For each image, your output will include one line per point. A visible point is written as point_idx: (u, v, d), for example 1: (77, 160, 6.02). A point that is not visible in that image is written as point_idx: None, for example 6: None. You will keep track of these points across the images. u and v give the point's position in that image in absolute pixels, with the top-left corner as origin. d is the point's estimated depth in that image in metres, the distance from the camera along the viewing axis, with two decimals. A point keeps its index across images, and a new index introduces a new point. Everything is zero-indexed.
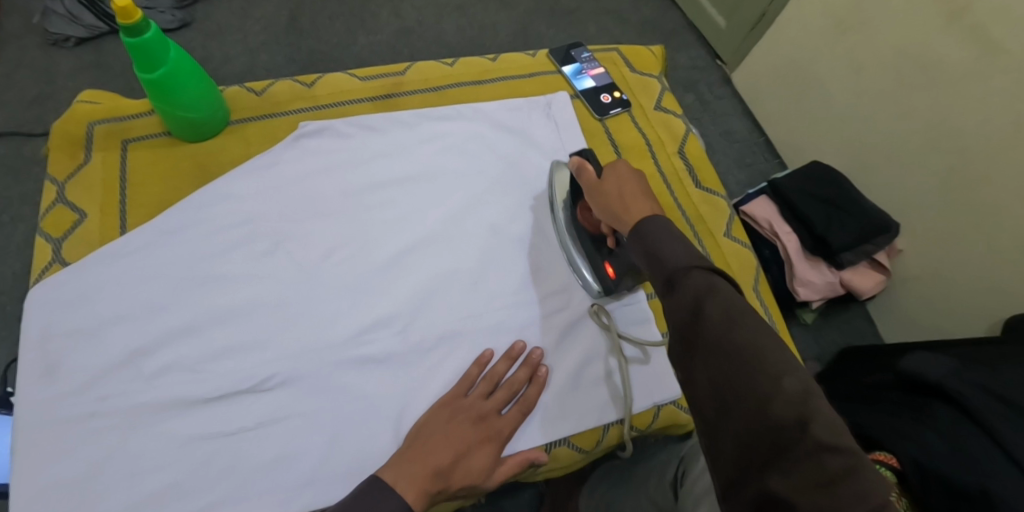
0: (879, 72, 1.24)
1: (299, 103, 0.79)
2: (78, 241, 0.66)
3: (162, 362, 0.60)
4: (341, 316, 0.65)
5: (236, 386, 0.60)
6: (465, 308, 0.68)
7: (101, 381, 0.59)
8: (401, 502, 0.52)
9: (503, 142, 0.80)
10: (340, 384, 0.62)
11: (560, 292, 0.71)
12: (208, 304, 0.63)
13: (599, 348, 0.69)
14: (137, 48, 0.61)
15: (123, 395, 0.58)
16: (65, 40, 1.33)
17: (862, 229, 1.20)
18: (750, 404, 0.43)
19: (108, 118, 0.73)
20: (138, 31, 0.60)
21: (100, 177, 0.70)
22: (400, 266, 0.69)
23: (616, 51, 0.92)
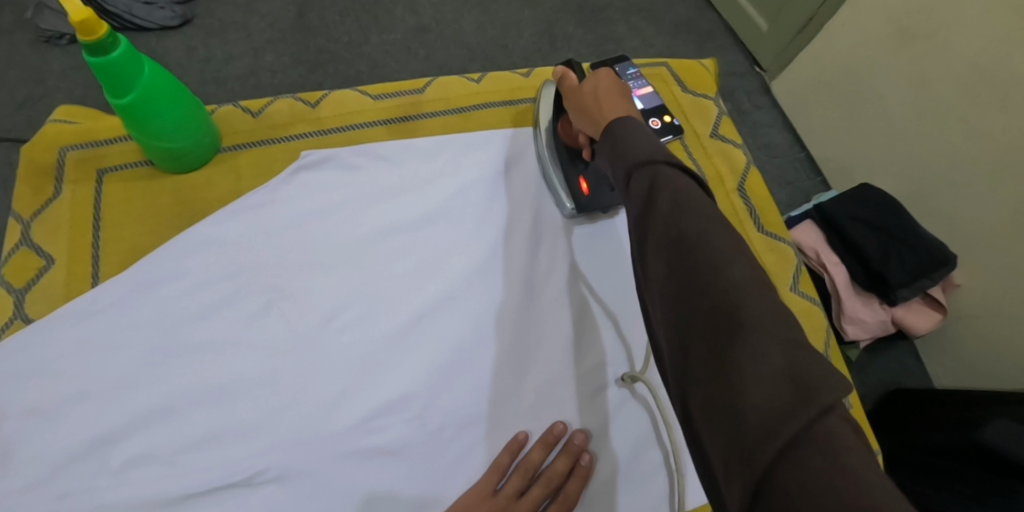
0: (945, 89, 1.11)
1: (301, 126, 0.69)
2: (42, 294, 0.57)
3: (139, 449, 0.52)
4: (353, 392, 0.58)
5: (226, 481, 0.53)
6: (492, 386, 0.61)
7: (67, 473, 0.51)
8: None
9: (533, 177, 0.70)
10: (343, 482, 0.55)
11: (599, 366, 0.64)
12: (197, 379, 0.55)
13: (643, 435, 0.63)
14: (103, 70, 0.51)
15: (92, 493, 0.51)
16: (58, 37, 1.24)
17: (921, 263, 1.09)
18: (698, 301, 0.39)
19: (82, 143, 0.64)
20: (102, 49, 0.50)
21: (70, 217, 0.60)
22: (419, 330, 0.61)
23: (664, 65, 0.80)
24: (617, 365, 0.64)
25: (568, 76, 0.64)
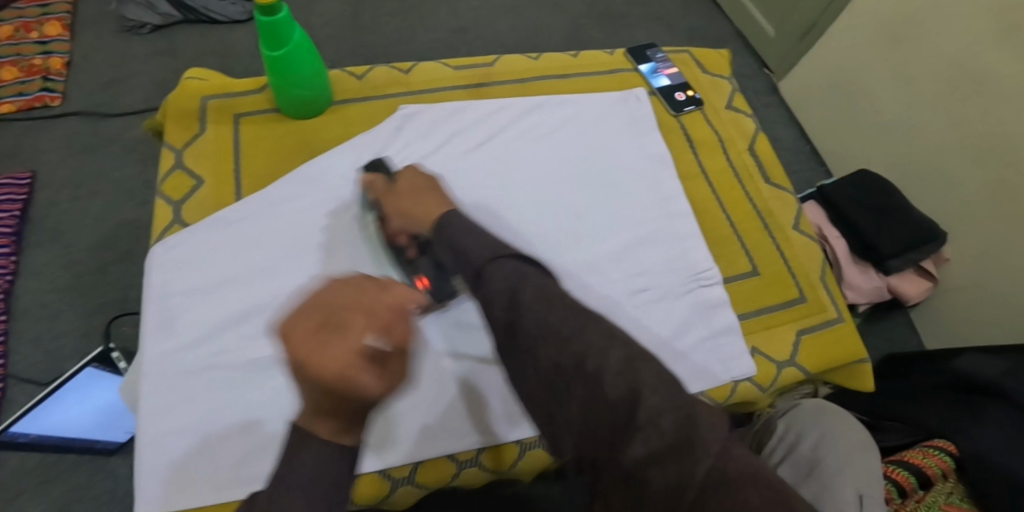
0: (932, 83, 1.26)
1: (396, 88, 0.83)
2: (196, 205, 0.74)
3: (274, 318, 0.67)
4: (440, 289, 0.71)
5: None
6: (555, 286, 0.73)
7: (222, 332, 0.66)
8: None
9: (586, 125, 0.83)
10: (438, 346, 0.68)
11: (644, 273, 0.74)
12: (318, 272, 0.70)
13: (683, 325, 0.71)
14: (269, 26, 0.69)
15: (240, 346, 0.65)
16: (140, 27, 1.39)
17: (909, 236, 1.23)
18: (599, 415, 0.43)
19: (219, 94, 0.82)
20: (273, 11, 0.68)
21: (215, 147, 0.77)
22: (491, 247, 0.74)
23: (688, 53, 0.94)
24: (659, 272, 0.74)
25: (377, 181, 0.69)
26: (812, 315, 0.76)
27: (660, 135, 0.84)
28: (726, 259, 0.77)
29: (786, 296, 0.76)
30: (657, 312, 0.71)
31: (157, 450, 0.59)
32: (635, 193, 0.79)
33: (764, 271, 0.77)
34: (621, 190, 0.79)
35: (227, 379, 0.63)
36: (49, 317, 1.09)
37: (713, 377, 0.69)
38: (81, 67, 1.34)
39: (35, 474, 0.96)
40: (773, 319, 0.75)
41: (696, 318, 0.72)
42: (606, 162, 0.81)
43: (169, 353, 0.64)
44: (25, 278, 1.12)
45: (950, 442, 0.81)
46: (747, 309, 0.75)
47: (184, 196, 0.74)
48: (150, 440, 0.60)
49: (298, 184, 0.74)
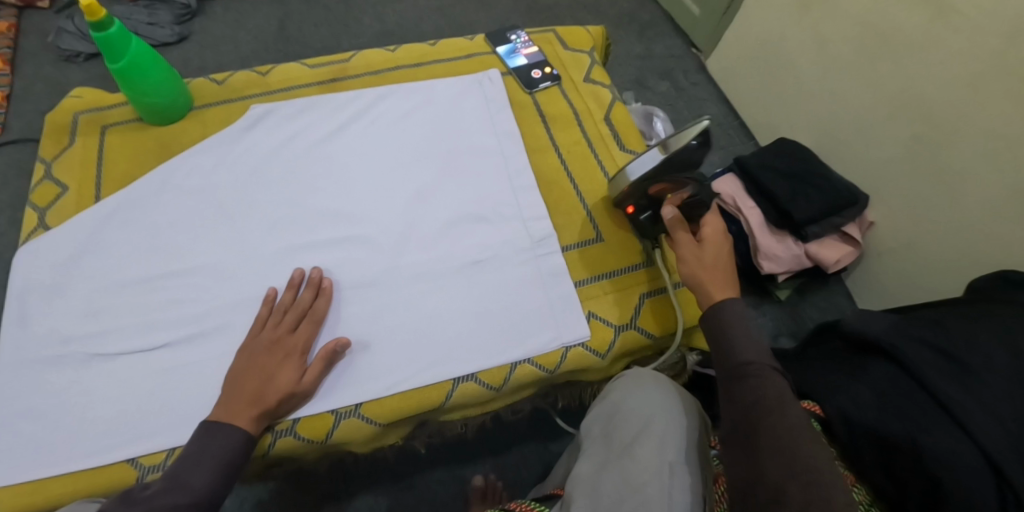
0: (842, 44, 1.24)
1: (254, 90, 0.86)
2: (60, 210, 0.76)
3: (123, 307, 0.70)
4: (283, 271, 0.72)
5: (178, 327, 0.68)
6: (394, 258, 0.73)
7: (71, 323, 0.68)
8: (235, 437, 0.58)
9: (442, 107, 0.85)
10: None
11: (487, 245, 0.75)
12: (167, 259, 0.73)
13: (521, 292, 0.73)
14: (104, 42, 0.71)
15: (88, 337, 0.68)
16: (75, 56, 1.47)
17: (826, 200, 1.22)
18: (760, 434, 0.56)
19: (90, 108, 0.84)
20: (103, 27, 0.70)
21: (81, 157, 0.80)
22: (331, 228, 0.75)
23: (551, 32, 0.97)
24: (505, 241, 0.76)
25: (292, 290, 0.68)
26: (656, 278, 0.77)
27: (511, 112, 0.86)
28: (569, 227, 0.78)
29: (632, 260, 0.77)
30: (492, 281, 0.73)
31: (1, 436, 0.63)
32: (483, 167, 0.81)
33: (608, 237, 0.78)
34: (474, 167, 0.81)
35: (75, 370, 0.66)
36: None
37: (542, 343, 0.70)
38: (21, 97, 1.42)
39: None
40: (617, 283, 0.76)
41: (532, 280, 0.74)
42: (459, 141, 0.83)
43: (21, 344, 0.67)
44: None
45: (815, 404, 0.76)
46: (586, 276, 0.76)
47: (46, 205, 0.76)
48: None
49: (153, 183, 0.77)
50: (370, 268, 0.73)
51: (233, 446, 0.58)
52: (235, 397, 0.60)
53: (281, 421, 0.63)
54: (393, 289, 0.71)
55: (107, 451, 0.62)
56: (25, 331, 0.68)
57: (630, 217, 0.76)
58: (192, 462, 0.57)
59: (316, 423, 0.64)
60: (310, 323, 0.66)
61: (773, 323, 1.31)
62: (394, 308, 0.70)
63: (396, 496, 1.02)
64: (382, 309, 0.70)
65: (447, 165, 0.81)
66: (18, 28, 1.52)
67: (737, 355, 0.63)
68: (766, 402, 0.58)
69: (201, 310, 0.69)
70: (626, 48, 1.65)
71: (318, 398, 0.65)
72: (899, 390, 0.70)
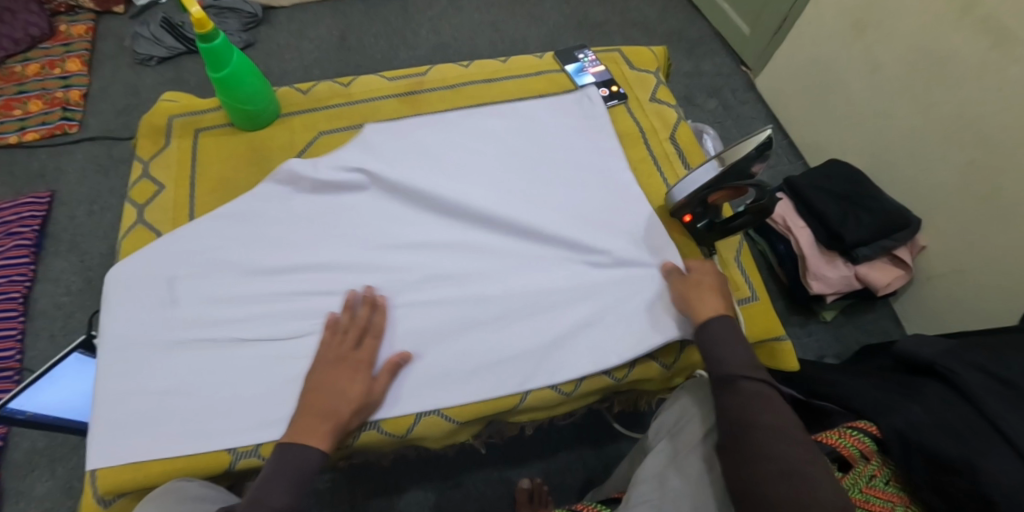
0: (896, 70, 1.25)
1: (337, 100, 0.91)
2: (158, 208, 0.82)
3: (266, 297, 0.75)
4: (402, 272, 0.77)
5: (312, 319, 0.74)
6: (471, 264, 0.78)
7: (213, 309, 0.74)
8: (306, 456, 0.62)
9: (554, 123, 0.90)
10: None
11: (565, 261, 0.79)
12: (296, 256, 0.78)
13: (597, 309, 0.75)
14: (209, 52, 0.77)
15: (237, 322, 0.74)
16: (149, 59, 1.55)
17: (878, 225, 1.22)
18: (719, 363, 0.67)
19: (184, 112, 0.90)
20: (209, 38, 0.76)
21: (177, 159, 0.86)
22: (455, 233, 0.80)
23: (618, 51, 1.01)
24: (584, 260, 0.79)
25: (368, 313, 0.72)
26: None
27: (581, 133, 0.89)
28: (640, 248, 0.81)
29: None
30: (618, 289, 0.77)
31: (106, 416, 0.68)
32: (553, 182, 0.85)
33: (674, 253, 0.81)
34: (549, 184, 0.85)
35: (178, 355, 0.71)
36: (62, 317, 1.23)
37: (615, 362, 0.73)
38: (98, 97, 1.50)
39: (44, 454, 1.09)
40: None
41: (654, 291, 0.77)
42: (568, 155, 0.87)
43: (124, 331, 0.72)
44: (44, 282, 1.26)
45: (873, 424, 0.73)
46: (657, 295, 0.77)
47: (144, 202, 0.83)
48: (102, 407, 0.68)
49: (284, 183, 0.82)
50: (488, 274, 0.77)
51: (314, 464, 0.62)
52: (310, 415, 0.63)
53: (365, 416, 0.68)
54: (518, 293, 0.76)
55: (208, 433, 0.67)
56: (130, 317, 0.73)
57: (687, 224, 0.80)
58: (269, 484, 0.60)
59: (400, 419, 0.69)
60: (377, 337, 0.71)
61: (819, 342, 1.31)
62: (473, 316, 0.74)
63: (448, 493, 1.05)
64: (513, 311, 0.75)
65: (520, 177, 0.84)
66: (95, 31, 1.60)
67: (728, 361, 0.67)
68: (723, 339, 0.68)
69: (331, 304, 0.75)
70: (674, 65, 1.68)
71: (410, 401, 0.69)
72: (957, 414, 0.71)
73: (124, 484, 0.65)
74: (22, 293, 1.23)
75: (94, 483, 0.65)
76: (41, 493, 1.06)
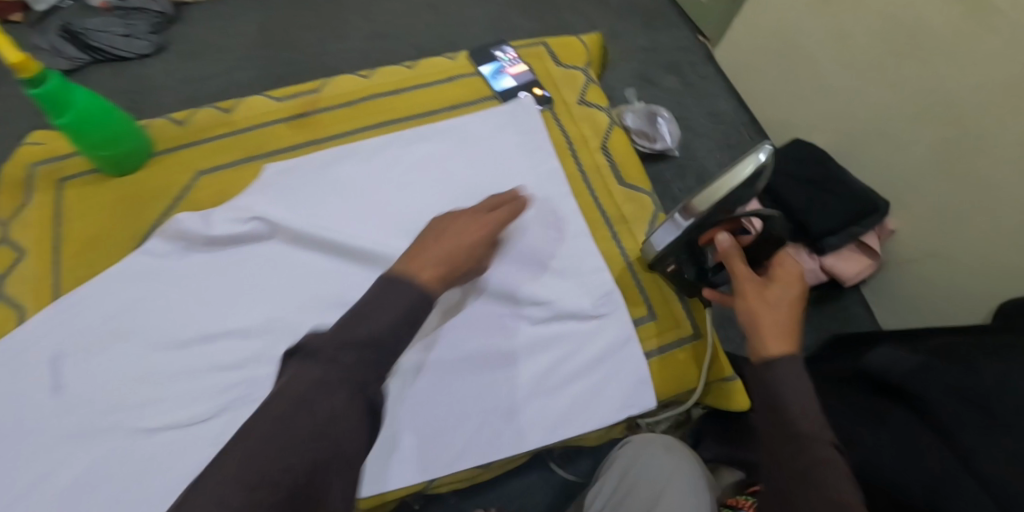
0: (864, 39, 1.14)
1: (221, 130, 0.79)
2: (16, 278, 0.72)
3: (164, 373, 0.66)
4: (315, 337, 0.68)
5: (212, 401, 0.65)
6: None
7: (102, 393, 0.65)
8: (377, 341, 0.48)
9: (488, 142, 0.80)
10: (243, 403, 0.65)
11: (493, 315, 0.70)
12: (195, 325, 0.69)
13: (536, 374, 0.68)
14: (43, 97, 0.66)
15: (131, 407, 0.64)
16: (51, 73, 1.38)
17: (846, 212, 1.14)
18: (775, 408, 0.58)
19: (49, 159, 0.79)
20: (39, 82, 0.65)
21: (39, 217, 0.76)
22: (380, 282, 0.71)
23: (542, 46, 0.89)
24: (515, 314, 0.71)
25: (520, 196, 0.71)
26: (661, 332, 0.73)
27: (503, 155, 0.79)
28: (571, 292, 0.72)
29: (635, 315, 0.74)
30: (564, 342, 0.70)
31: None
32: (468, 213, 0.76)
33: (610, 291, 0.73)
34: None
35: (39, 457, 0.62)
36: None
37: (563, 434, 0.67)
38: None
39: None
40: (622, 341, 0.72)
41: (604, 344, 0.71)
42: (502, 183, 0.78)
43: None
44: None
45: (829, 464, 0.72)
46: (603, 342, 0.71)
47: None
48: None
49: (175, 239, 0.72)
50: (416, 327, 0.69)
51: (392, 329, 0.49)
52: (435, 255, 0.59)
53: None
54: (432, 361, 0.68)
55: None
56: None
57: (670, 274, 0.73)
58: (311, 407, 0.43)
59: None
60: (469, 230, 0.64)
61: None
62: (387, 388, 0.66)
63: None
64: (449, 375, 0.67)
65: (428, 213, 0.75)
66: None
67: (794, 410, 0.56)
68: (791, 380, 0.58)
69: (235, 379, 0.66)
70: (629, 39, 1.54)
71: None
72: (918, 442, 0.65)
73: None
74: None
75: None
76: None
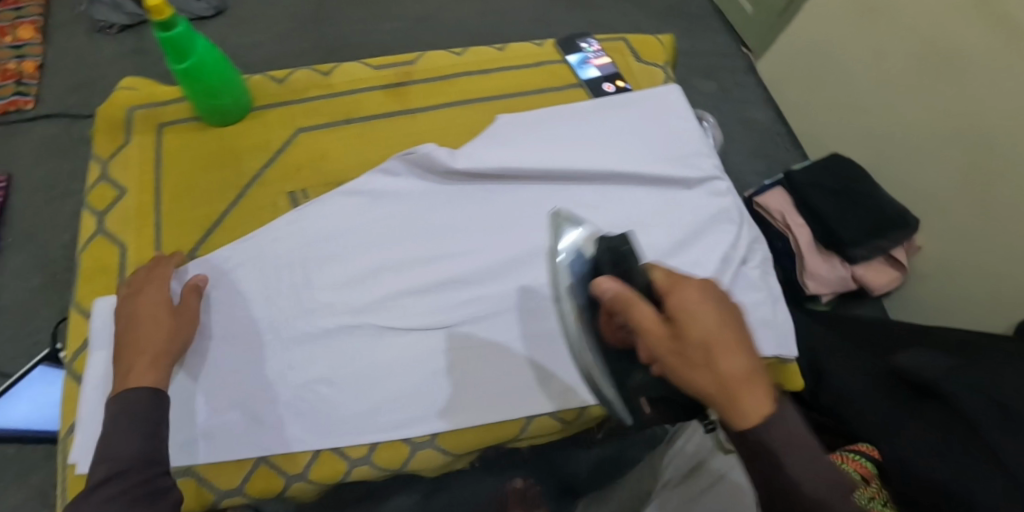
0: (904, 60, 1.20)
1: (316, 91, 0.83)
2: (120, 213, 0.75)
3: (407, 286, 0.71)
4: None
5: (314, 342, 0.68)
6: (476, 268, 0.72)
7: (342, 296, 0.70)
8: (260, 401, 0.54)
9: (682, 112, 0.89)
10: (342, 346, 0.68)
11: None
12: (429, 243, 0.74)
13: None
14: (169, 41, 0.69)
15: (375, 308, 0.70)
16: (109, 28, 1.42)
17: (876, 223, 1.20)
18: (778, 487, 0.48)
19: (146, 103, 0.82)
20: (169, 26, 0.68)
21: (139, 157, 0.78)
22: (592, 222, 0.79)
23: (623, 40, 0.94)
24: None
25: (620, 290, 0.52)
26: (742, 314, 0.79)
27: (593, 135, 0.84)
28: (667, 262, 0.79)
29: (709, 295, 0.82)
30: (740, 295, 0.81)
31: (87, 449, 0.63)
32: (573, 182, 0.81)
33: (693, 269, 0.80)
34: (563, 186, 0.81)
35: (266, 349, 0.67)
36: (23, 316, 1.15)
37: None
38: (50, 71, 1.38)
39: (14, 462, 1.06)
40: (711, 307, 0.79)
41: (764, 301, 0.81)
42: (687, 148, 0.87)
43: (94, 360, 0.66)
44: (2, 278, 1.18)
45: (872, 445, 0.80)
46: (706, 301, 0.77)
47: (186, 185, 0.76)
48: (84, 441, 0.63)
49: (414, 163, 0.76)
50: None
51: (147, 405, 0.56)
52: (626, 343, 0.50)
53: (358, 450, 0.64)
54: None
55: (309, 435, 0.64)
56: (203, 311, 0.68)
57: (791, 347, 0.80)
58: (120, 432, 0.54)
59: (393, 452, 0.65)
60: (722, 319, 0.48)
61: None
62: (521, 328, 0.70)
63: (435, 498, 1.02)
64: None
65: (535, 179, 0.80)
66: None
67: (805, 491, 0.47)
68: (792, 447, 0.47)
69: (477, 295, 0.71)
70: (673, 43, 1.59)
71: (412, 427, 0.65)
72: None
73: (227, 480, 0.63)
74: None
75: (201, 486, 0.62)
76: (13, 505, 1.04)
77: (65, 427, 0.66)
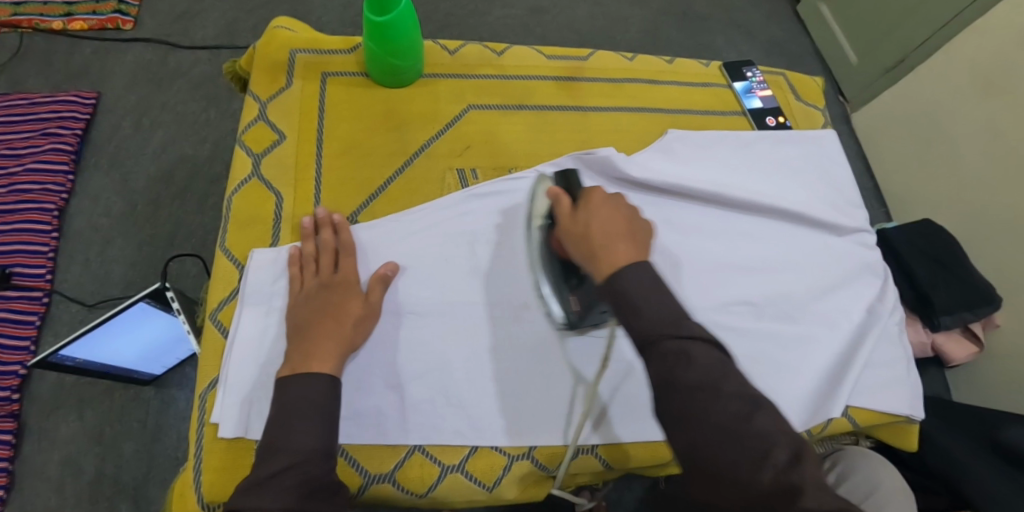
0: (1016, 139, 1.19)
1: (487, 69, 0.80)
2: (276, 160, 0.71)
3: None
4: (714, 284, 0.74)
5: (478, 330, 0.65)
6: None
7: (507, 288, 0.67)
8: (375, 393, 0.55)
9: (839, 158, 0.87)
10: (505, 341, 0.65)
11: (767, 300, 0.75)
12: None
13: (816, 365, 0.73)
14: None
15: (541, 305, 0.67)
16: None
17: (966, 296, 1.17)
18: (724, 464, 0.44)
19: (308, 49, 0.78)
20: None
21: (300, 104, 0.75)
22: (751, 253, 0.78)
23: (783, 76, 0.93)
24: (783, 309, 0.76)
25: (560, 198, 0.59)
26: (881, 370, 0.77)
27: (757, 165, 0.82)
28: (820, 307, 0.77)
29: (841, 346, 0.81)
30: (883, 349, 0.78)
31: (234, 406, 0.59)
32: (735, 210, 0.79)
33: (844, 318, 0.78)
34: (725, 211, 0.79)
35: (431, 331, 0.64)
36: (99, 242, 1.12)
37: (824, 415, 0.71)
38: None
39: (73, 392, 1.02)
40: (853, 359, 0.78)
41: (904, 358, 0.79)
42: (842, 196, 0.85)
43: (248, 312, 0.63)
44: (80, 198, 1.14)
45: None
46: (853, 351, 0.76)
47: (351, 142, 0.73)
48: (230, 397, 0.59)
49: (589, 164, 0.74)
50: (784, 303, 0.76)
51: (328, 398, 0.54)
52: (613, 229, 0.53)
53: (516, 451, 0.61)
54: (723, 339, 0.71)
55: (468, 427, 0.61)
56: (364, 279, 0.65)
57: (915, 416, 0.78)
58: (288, 425, 0.51)
59: (551, 458, 0.62)
60: (619, 212, 0.55)
61: None
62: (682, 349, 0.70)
63: None
64: (802, 350, 0.74)
65: (699, 201, 0.78)
66: None
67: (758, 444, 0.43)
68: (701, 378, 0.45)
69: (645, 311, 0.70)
70: None
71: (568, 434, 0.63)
72: None
73: (378, 465, 0.59)
74: (57, 206, 1.12)
75: (349, 468, 0.58)
76: (64, 437, 1.00)
77: (202, 382, 0.62)
